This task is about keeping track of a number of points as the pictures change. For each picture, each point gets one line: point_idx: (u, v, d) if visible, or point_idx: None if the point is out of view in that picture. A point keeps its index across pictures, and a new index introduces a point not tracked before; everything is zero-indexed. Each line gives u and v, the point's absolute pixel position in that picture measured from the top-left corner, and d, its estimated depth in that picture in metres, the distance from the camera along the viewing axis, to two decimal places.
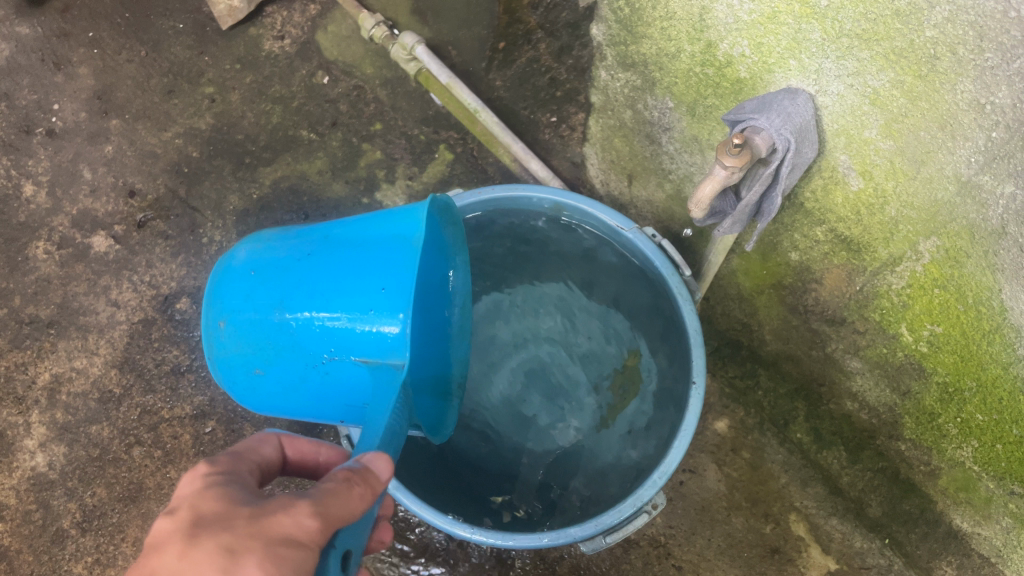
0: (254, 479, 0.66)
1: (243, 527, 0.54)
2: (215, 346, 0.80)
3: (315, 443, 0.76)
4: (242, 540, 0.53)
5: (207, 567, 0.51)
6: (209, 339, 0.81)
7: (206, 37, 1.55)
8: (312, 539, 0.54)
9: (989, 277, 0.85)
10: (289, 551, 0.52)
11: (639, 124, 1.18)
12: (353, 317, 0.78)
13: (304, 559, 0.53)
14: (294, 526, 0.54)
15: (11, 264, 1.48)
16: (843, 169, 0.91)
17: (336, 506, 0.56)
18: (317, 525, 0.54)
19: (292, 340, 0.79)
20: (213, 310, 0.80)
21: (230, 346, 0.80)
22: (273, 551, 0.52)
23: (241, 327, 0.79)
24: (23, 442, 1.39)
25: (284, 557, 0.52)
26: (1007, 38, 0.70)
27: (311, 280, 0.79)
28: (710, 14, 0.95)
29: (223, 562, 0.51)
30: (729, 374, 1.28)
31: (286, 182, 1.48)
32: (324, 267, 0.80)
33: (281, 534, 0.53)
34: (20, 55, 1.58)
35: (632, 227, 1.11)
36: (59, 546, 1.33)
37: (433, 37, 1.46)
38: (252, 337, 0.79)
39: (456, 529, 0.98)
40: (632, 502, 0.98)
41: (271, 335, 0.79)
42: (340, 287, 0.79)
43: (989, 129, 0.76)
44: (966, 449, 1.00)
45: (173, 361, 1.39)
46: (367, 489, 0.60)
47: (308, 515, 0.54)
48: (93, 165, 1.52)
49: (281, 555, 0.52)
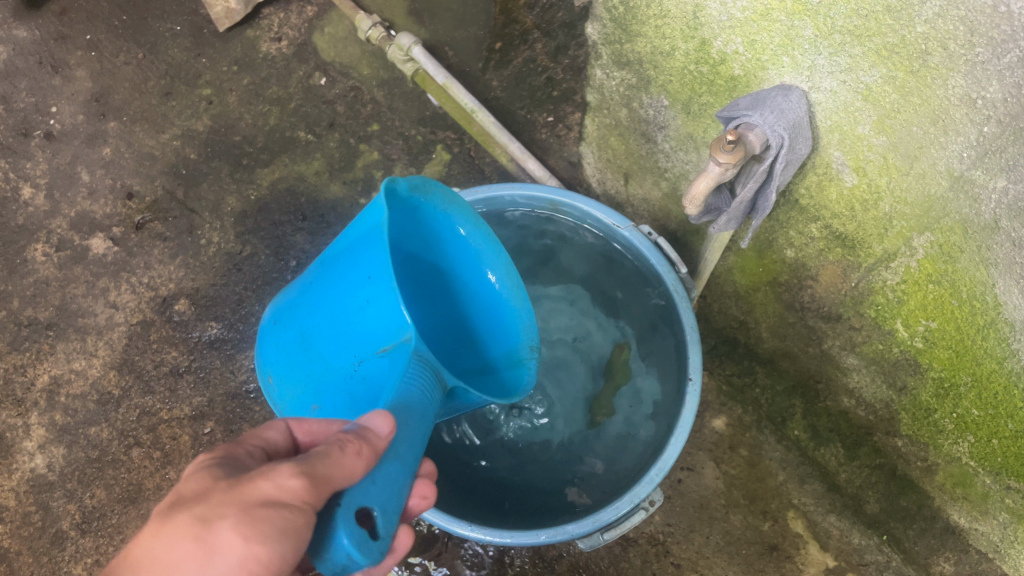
0: (257, 462, 0.67)
1: (223, 495, 0.56)
2: (279, 399, 0.92)
3: (325, 424, 0.75)
4: (219, 508, 0.55)
5: (189, 536, 0.54)
6: (274, 395, 0.93)
7: (202, 40, 1.56)
8: (295, 499, 0.56)
9: (983, 272, 0.85)
10: (268, 512, 0.55)
11: (634, 123, 1.19)
12: (356, 312, 0.81)
13: (286, 517, 0.55)
14: (273, 489, 0.56)
15: (10, 267, 1.48)
16: (837, 165, 0.91)
17: (322, 466, 0.57)
18: (299, 484, 0.56)
19: (323, 361, 0.85)
20: (266, 367, 0.94)
21: (291, 382, 0.90)
22: (252, 513, 0.55)
23: (285, 373, 0.90)
24: (22, 444, 1.39)
25: (263, 517, 0.55)
26: (998, 32, 0.70)
27: (320, 299, 0.85)
28: (704, 11, 0.95)
29: (199, 528, 0.54)
30: (726, 372, 1.29)
31: (284, 183, 1.48)
32: (323, 287, 0.86)
33: (259, 497, 0.56)
34: (18, 58, 1.58)
35: (629, 225, 1.12)
36: (59, 548, 1.33)
37: (429, 38, 1.47)
38: (294, 377, 0.89)
39: (453, 526, 0.99)
40: (629, 499, 0.99)
41: (305, 366, 0.87)
42: (342, 294, 0.82)
43: (981, 124, 0.76)
44: (962, 445, 0.99)
45: (171, 362, 1.40)
46: (366, 445, 0.61)
47: (288, 476, 0.56)
48: (91, 168, 1.52)
49: (259, 517, 0.55)
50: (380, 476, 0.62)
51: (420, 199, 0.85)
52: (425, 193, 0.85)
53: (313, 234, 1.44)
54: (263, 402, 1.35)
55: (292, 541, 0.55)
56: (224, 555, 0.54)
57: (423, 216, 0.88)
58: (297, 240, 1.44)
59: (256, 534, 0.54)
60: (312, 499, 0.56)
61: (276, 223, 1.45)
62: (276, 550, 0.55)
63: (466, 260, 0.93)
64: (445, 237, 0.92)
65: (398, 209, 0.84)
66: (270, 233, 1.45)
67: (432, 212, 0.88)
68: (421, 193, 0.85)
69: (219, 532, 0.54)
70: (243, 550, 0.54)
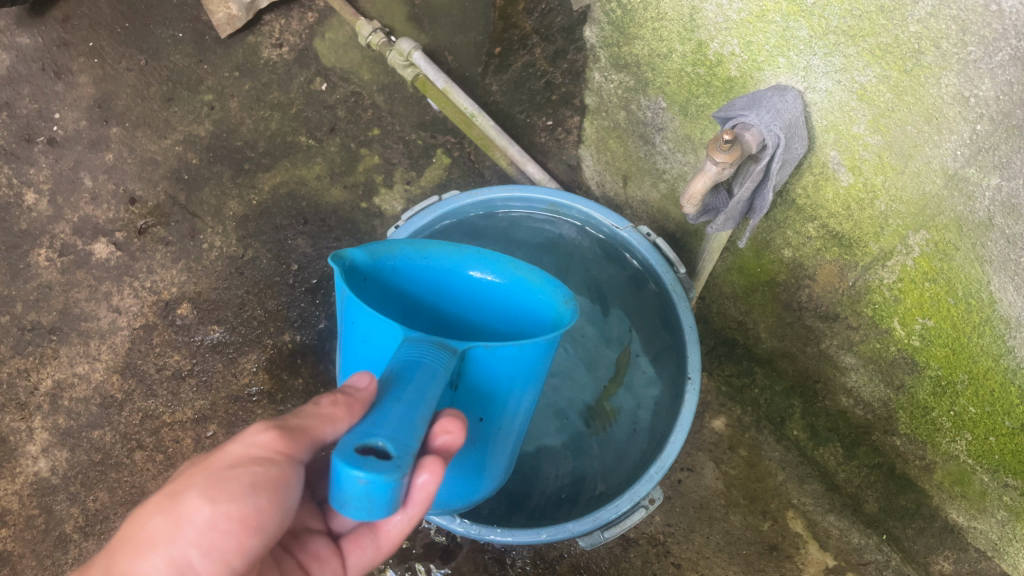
0: None
1: (195, 464, 0.64)
2: None
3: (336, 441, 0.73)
4: (187, 480, 0.63)
5: (162, 508, 0.62)
6: None
7: (204, 45, 1.57)
8: (260, 454, 0.64)
9: (978, 269, 0.85)
10: (234, 471, 0.63)
11: (632, 125, 1.20)
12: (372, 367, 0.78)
13: (252, 472, 0.63)
14: (242, 450, 0.64)
15: (13, 271, 1.49)
16: (833, 164, 0.92)
17: (294, 419, 0.65)
18: (269, 438, 0.64)
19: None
20: None
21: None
22: (218, 477, 0.63)
23: None
24: (25, 448, 1.40)
25: (229, 477, 0.63)
26: (989, 31, 0.71)
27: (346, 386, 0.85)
28: (700, 13, 0.96)
29: (169, 502, 0.62)
30: (725, 373, 1.29)
31: (285, 188, 1.49)
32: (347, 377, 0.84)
33: (226, 461, 0.63)
34: (20, 64, 1.60)
35: (628, 226, 1.12)
36: (61, 551, 1.34)
37: (429, 43, 1.49)
38: None
39: (455, 525, 0.99)
40: (629, 497, 0.99)
41: None
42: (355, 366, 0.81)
43: (974, 122, 0.77)
44: (959, 442, 1.00)
45: (174, 366, 1.41)
46: (343, 394, 0.65)
47: (257, 435, 0.64)
48: (94, 173, 1.54)
49: (227, 478, 0.63)
50: (382, 418, 0.60)
51: (388, 258, 0.84)
52: (387, 252, 0.84)
53: (314, 238, 1.45)
54: (265, 405, 1.36)
55: (261, 492, 0.63)
56: (194, 517, 0.62)
57: (405, 275, 0.87)
58: (298, 244, 1.45)
59: (224, 491, 0.62)
60: (282, 449, 0.64)
61: (278, 227, 1.46)
62: (245, 503, 0.63)
63: (470, 284, 0.90)
64: (442, 279, 0.89)
65: (366, 281, 0.83)
66: (271, 237, 1.46)
67: (409, 263, 0.86)
68: (383, 252, 0.84)
69: (186, 498, 0.62)
70: (210, 511, 0.62)
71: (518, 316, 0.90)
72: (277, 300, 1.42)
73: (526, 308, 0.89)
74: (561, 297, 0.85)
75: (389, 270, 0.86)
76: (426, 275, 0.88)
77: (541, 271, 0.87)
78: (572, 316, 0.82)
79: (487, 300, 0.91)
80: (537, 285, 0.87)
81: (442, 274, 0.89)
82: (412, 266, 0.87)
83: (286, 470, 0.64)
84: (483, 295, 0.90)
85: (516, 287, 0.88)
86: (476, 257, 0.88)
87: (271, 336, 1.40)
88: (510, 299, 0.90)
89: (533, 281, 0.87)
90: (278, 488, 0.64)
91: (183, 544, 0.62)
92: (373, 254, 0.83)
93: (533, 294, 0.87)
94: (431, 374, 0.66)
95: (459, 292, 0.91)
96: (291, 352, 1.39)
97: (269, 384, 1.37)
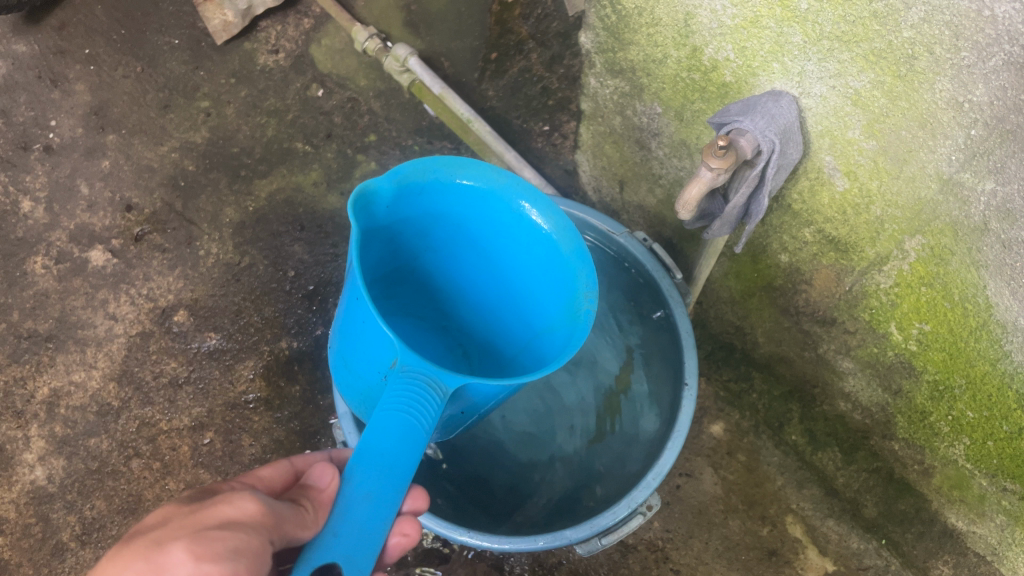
0: None
1: (181, 520, 0.64)
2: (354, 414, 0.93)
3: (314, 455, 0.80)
4: (173, 532, 0.62)
5: (141, 557, 0.60)
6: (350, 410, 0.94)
7: (201, 53, 1.57)
8: (247, 521, 0.64)
9: (974, 274, 0.86)
10: (221, 531, 0.62)
11: (628, 130, 1.19)
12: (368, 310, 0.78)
13: (238, 535, 0.63)
14: (232, 512, 0.65)
15: (10, 279, 1.49)
16: (828, 170, 0.91)
17: (283, 504, 0.67)
18: (255, 508, 0.66)
19: (361, 378, 0.85)
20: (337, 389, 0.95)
21: (352, 399, 0.90)
22: (205, 534, 0.62)
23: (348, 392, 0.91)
24: (22, 456, 1.39)
25: (216, 536, 0.62)
26: (982, 36, 0.71)
27: (346, 323, 0.84)
28: (695, 19, 0.95)
29: (151, 550, 0.60)
30: (723, 378, 1.29)
31: (282, 194, 1.49)
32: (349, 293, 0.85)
33: (215, 520, 0.63)
34: (17, 72, 1.60)
35: (624, 232, 1.12)
36: (59, 560, 1.33)
37: (426, 49, 1.50)
38: (353, 394, 0.89)
39: (452, 533, 0.98)
40: (627, 503, 0.99)
41: (355, 384, 0.87)
42: (355, 309, 0.80)
43: (968, 127, 0.77)
44: (958, 447, 1.00)
45: (170, 373, 1.40)
46: (310, 499, 0.70)
47: (245, 502, 0.66)
48: (90, 181, 1.53)
49: (213, 536, 0.61)
50: (343, 528, 0.67)
51: (419, 183, 0.82)
52: (419, 175, 0.81)
53: (311, 244, 1.45)
54: (263, 411, 1.36)
55: (243, 558, 0.61)
56: (175, 570, 0.59)
57: (433, 198, 0.85)
58: (295, 250, 1.45)
59: (208, 550, 0.60)
60: (265, 520, 0.65)
61: (274, 233, 1.46)
62: (225, 567, 0.60)
63: (503, 218, 0.87)
64: (472, 205, 0.87)
65: (393, 204, 0.82)
66: (268, 244, 1.46)
67: (441, 187, 0.84)
68: (414, 176, 0.81)
69: (171, 551, 0.60)
70: (192, 568, 0.59)
71: (539, 268, 0.89)
72: (274, 307, 1.42)
73: (550, 268, 0.87)
74: (586, 278, 0.82)
75: (420, 195, 0.84)
76: (454, 198, 0.86)
77: (576, 236, 0.84)
78: (590, 316, 0.80)
79: (518, 234, 0.88)
80: (569, 250, 0.84)
81: (472, 203, 0.87)
82: (443, 191, 0.84)
83: (264, 542, 0.64)
84: (514, 230, 0.88)
85: (548, 243, 0.86)
86: (514, 190, 0.84)
87: (268, 344, 1.40)
88: (538, 250, 0.88)
89: (566, 246, 0.84)
90: (258, 560, 0.62)
91: None
92: (402, 180, 0.80)
93: (561, 257, 0.85)
94: (406, 445, 0.69)
95: (486, 224, 0.89)
96: (288, 359, 1.39)
97: (267, 391, 1.37)
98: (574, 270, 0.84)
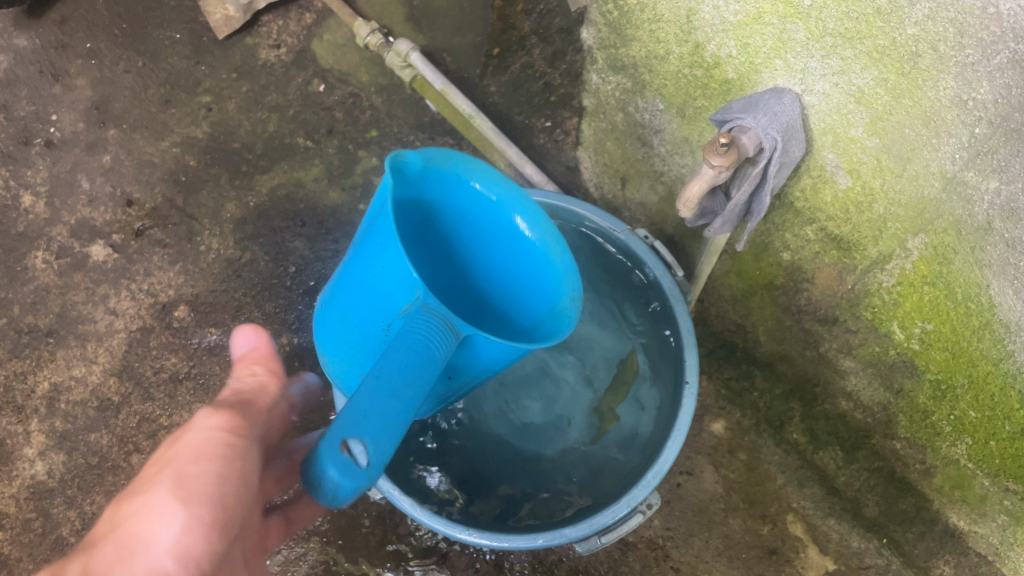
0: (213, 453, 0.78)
1: (156, 466, 0.69)
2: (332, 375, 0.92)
3: None
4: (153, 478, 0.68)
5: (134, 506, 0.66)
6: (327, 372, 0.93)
7: (202, 47, 1.57)
8: (213, 451, 0.71)
9: (977, 273, 0.85)
10: (194, 468, 0.68)
11: (630, 126, 1.19)
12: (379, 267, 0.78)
13: (208, 469, 0.69)
14: (195, 445, 0.71)
15: (10, 274, 1.49)
16: (831, 168, 0.91)
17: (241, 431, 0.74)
18: (216, 436, 0.72)
19: (358, 331, 0.84)
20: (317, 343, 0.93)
21: (337, 356, 0.89)
22: (182, 474, 0.68)
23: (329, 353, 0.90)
24: (23, 451, 1.39)
25: (190, 475, 0.68)
26: (987, 33, 0.71)
27: (352, 275, 0.84)
28: (697, 15, 0.95)
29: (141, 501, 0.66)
30: (724, 376, 1.29)
31: (282, 190, 1.49)
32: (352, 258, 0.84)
33: (183, 459, 0.69)
34: (18, 66, 1.60)
35: (625, 229, 1.12)
36: (59, 555, 1.33)
37: (427, 44, 1.49)
38: (340, 352, 0.88)
39: (451, 531, 0.97)
40: (626, 503, 0.99)
41: (348, 341, 0.86)
42: (369, 260, 0.80)
43: (972, 125, 0.77)
44: (960, 447, 0.99)
45: (171, 369, 1.40)
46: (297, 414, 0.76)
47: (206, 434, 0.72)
48: (91, 176, 1.53)
49: (189, 475, 0.68)
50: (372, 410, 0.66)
51: (438, 169, 0.83)
52: (440, 161, 0.82)
53: (312, 240, 1.45)
54: None
55: (223, 487, 0.70)
56: (166, 514, 0.65)
57: (445, 188, 0.86)
58: (295, 246, 1.45)
59: (185, 488, 0.67)
60: (228, 444, 0.72)
61: (275, 229, 1.46)
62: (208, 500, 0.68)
63: (500, 224, 0.89)
64: (474, 207, 0.88)
65: (409, 184, 0.82)
66: (268, 240, 1.46)
67: (454, 180, 0.85)
68: (437, 161, 0.82)
69: (157, 494, 0.66)
70: (181, 510, 0.66)
71: (520, 279, 0.91)
72: (274, 302, 1.42)
73: (536, 276, 0.89)
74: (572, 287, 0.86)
75: (433, 182, 0.84)
76: (463, 196, 0.87)
77: (566, 250, 0.87)
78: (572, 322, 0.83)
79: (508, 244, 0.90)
80: (560, 260, 0.86)
81: (475, 205, 0.88)
82: (456, 183, 0.85)
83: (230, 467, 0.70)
84: (506, 240, 0.90)
85: (540, 253, 0.88)
86: (519, 202, 0.86)
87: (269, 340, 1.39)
88: (527, 259, 0.89)
89: (557, 258, 0.86)
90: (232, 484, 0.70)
91: (154, 543, 0.65)
92: (427, 162, 0.81)
93: (550, 266, 0.87)
94: (428, 360, 0.70)
95: (482, 226, 0.90)
96: (288, 355, 1.39)
97: None
98: (562, 281, 0.86)
